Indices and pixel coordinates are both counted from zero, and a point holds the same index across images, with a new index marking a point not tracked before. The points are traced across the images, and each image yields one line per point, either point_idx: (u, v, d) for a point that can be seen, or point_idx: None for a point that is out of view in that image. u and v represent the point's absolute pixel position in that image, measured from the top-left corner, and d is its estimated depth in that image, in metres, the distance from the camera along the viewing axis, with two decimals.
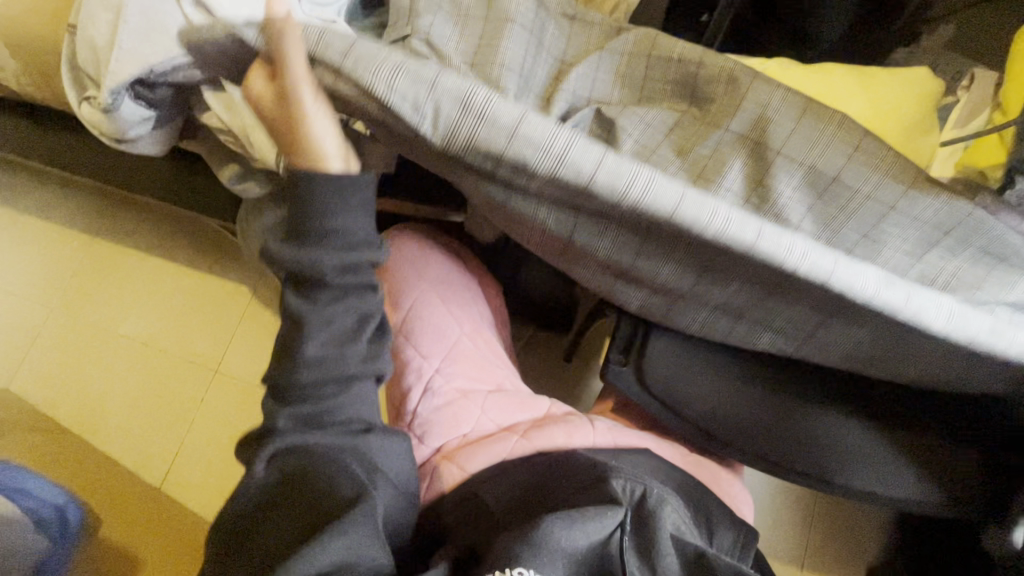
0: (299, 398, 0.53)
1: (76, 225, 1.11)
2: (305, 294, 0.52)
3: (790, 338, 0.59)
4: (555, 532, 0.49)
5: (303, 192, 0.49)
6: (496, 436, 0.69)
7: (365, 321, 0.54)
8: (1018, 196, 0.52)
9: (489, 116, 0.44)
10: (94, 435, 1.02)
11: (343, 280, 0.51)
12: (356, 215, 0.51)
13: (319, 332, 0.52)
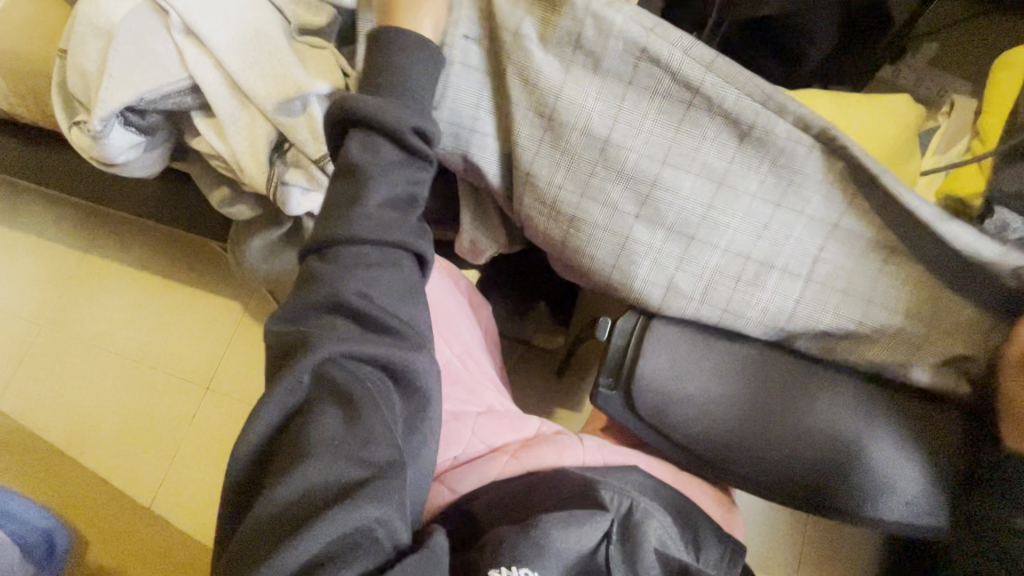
0: (349, 261, 0.51)
1: (117, 251, 1.26)
2: (369, 140, 0.53)
3: (796, 275, 0.64)
4: (554, 539, 0.53)
5: (387, 58, 0.54)
6: (486, 457, 0.69)
7: (416, 202, 0.55)
8: (995, 225, 0.57)
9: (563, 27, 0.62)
10: (76, 443, 1.16)
11: (411, 139, 0.53)
12: (424, 95, 0.55)
13: (381, 180, 0.52)
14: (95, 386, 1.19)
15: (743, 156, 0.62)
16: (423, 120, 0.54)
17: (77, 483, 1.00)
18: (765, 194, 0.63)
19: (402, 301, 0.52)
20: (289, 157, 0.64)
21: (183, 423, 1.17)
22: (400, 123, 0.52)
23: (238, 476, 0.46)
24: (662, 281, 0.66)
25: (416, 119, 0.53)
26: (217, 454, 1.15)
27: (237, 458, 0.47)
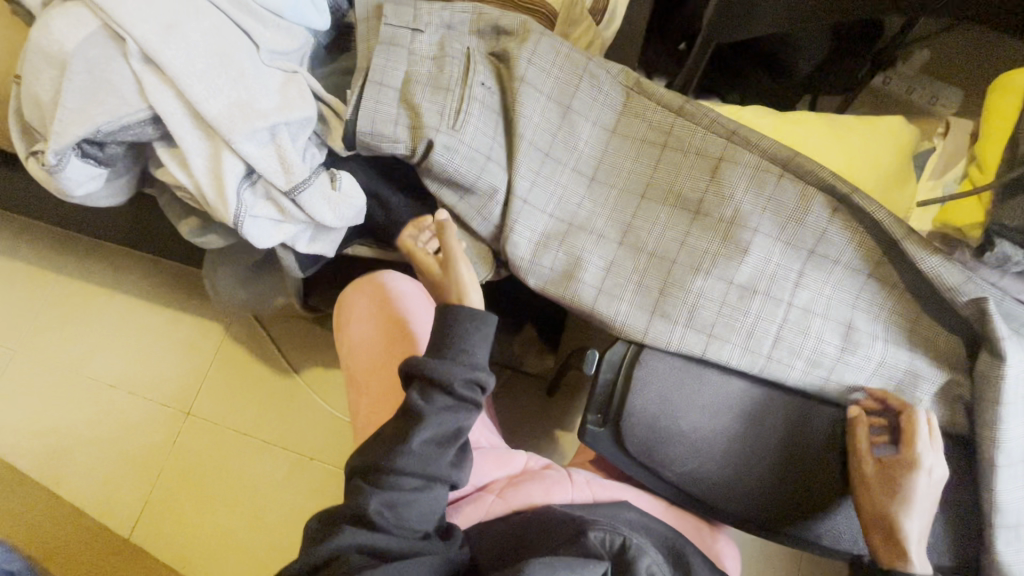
0: (390, 487, 0.55)
1: (96, 272, 1.23)
2: (427, 392, 0.57)
3: (791, 341, 0.61)
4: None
5: (451, 327, 0.58)
6: (471, 497, 0.67)
7: (458, 435, 0.57)
8: (997, 258, 0.51)
9: (546, 188, 0.66)
10: (52, 474, 1.12)
11: (462, 390, 0.57)
12: (476, 346, 0.58)
13: (432, 426, 0.56)
14: (72, 413, 1.15)
15: (717, 192, 0.63)
16: (476, 372, 0.58)
17: (58, 519, 0.99)
18: (752, 226, 0.61)
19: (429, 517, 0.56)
20: (258, 189, 0.62)
21: (164, 451, 1.13)
22: (453, 380, 0.56)
23: None
24: (648, 311, 0.63)
25: (468, 374, 0.57)
26: (198, 483, 1.11)
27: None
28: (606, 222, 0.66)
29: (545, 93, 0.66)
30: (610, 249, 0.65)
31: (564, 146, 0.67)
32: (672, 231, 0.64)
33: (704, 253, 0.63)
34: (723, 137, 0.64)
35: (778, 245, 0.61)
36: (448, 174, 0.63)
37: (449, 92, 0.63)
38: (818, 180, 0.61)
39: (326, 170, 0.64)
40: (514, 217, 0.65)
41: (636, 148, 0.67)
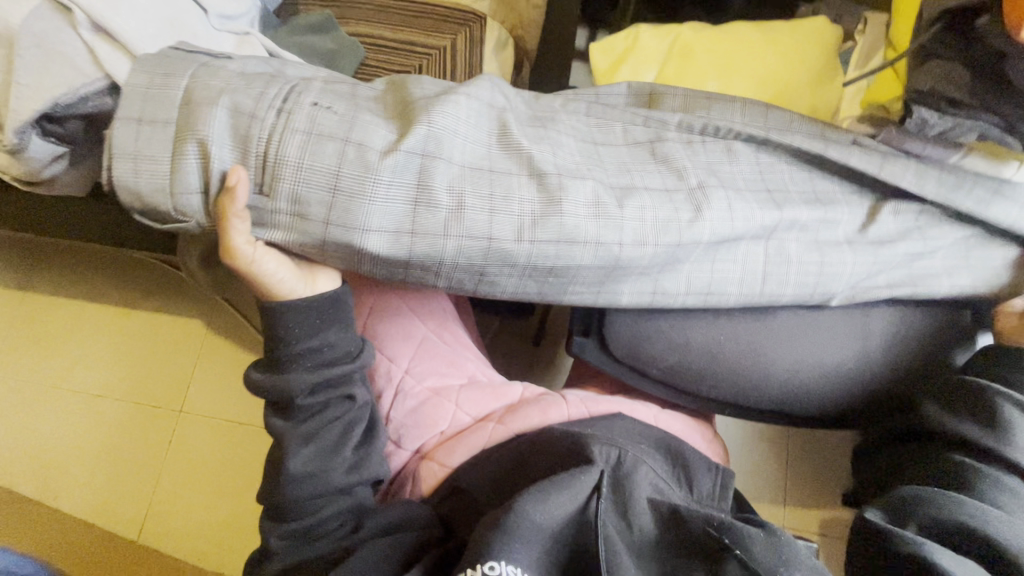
0: (291, 515, 0.58)
1: (65, 283, 1.20)
2: (288, 414, 0.59)
3: None
4: (530, 517, 0.46)
5: (280, 328, 0.56)
6: (471, 428, 0.65)
7: (344, 437, 0.60)
8: (916, 124, 0.56)
9: (502, 205, 0.51)
10: (47, 490, 1.11)
11: (318, 395, 0.58)
12: (318, 342, 0.58)
13: (308, 432, 0.58)
14: (60, 427, 1.14)
15: (673, 172, 0.57)
16: (324, 372, 0.58)
17: (60, 530, 0.99)
18: None
19: (350, 507, 0.60)
20: None
21: (162, 452, 1.13)
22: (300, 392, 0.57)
23: None
24: (648, 292, 0.60)
25: (315, 378, 0.57)
26: (204, 478, 1.11)
27: None
28: (599, 226, 0.52)
29: (462, 94, 0.54)
30: (609, 260, 0.54)
31: (505, 155, 0.53)
32: (663, 212, 0.55)
33: (702, 227, 0.55)
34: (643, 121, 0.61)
35: None
36: (353, 252, 0.51)
37: (327, 139, 0.49)
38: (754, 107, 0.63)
39: None
40: (480, 263, 0.52)
41: (578, 147, 0.57)
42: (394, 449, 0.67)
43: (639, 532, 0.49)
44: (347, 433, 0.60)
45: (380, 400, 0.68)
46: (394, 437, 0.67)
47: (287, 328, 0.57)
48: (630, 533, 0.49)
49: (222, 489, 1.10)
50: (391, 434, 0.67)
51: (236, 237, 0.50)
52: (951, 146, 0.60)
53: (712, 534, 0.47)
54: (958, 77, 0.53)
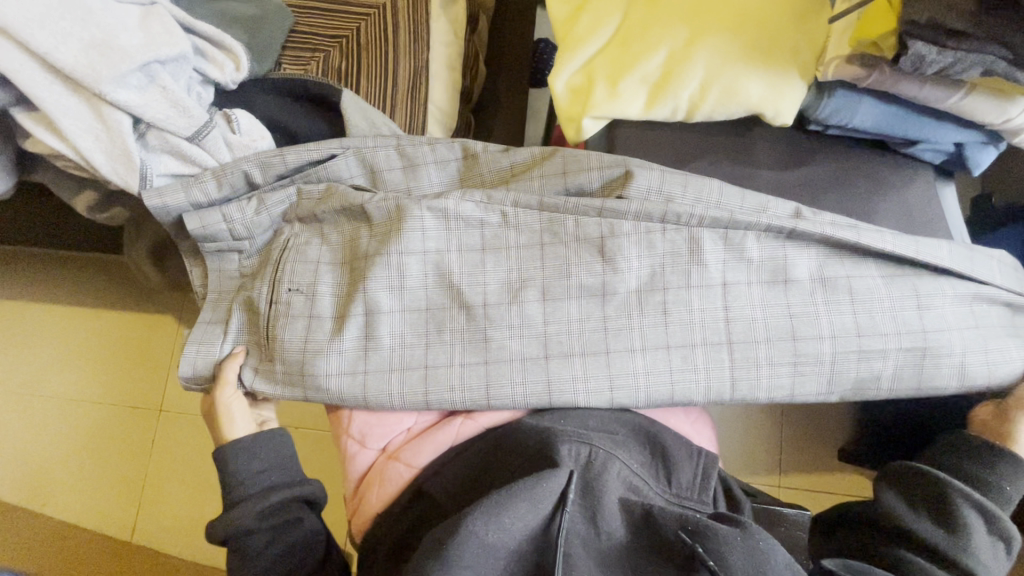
0: None
1: (23, 286, 1.15)
2: (238, 553, 0.56)
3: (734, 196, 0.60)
4: (479, 536, 0.42)
5: (229, 462, 0.59)
6: (440, 424, 0.60)
7: (304, 556, 0.57)
8: (912, 62, 0.49)
9: (454, 341, 0.60)
10: (32, 498, 1.09)
11: (267, 519, 0.57)
12: (268, 467, 0.59)
13: (265, 562, 0.56)
14: (35, 434, 1.12)
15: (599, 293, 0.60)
16: (272, 497, 0.58)
17: (48, 538, 0.98)
18: (674, 86, 0.59)
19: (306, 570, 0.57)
20: (150, 141, 0.58)
21: (146, 452, 1.11)
22: (245, 518, 0.56)
23: None
24: (604, 386, 0.58)
25: (262, 505, 0.57)
26: (188, 476, 1.10)
27: None
28: (523, 343, 0.59)
29: (395, 250, 0.60)
30: (542, 392, 0.58)
31: (440, 290, 0.61)
32: (589, 321, 0.60)
33: (628, 331, 0.59)
34: (594, 213, 0.60)
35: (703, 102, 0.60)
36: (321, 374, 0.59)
37: (298, 318, 0.60)
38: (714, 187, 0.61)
39: (219, 111, 0.61)
40: (423, 398, 0.59)
41: (516, 259, 0.61)
42: (357, 447, 0.61)
43: (608, 537, 0.46)
44: (309, 553, 0.58)
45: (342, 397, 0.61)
46: (356, 434, 0.60)
47: (237, 469, 0.59)
48: (596, 539, 0.46)
49: (208, 484, 1.09)
50: (353, 432, 0.60)
51: (224, 390, 0.61)
52: (951, 87, 0.55)
53: (683, 539, 0.45)
54: (963, 4, 0.46)
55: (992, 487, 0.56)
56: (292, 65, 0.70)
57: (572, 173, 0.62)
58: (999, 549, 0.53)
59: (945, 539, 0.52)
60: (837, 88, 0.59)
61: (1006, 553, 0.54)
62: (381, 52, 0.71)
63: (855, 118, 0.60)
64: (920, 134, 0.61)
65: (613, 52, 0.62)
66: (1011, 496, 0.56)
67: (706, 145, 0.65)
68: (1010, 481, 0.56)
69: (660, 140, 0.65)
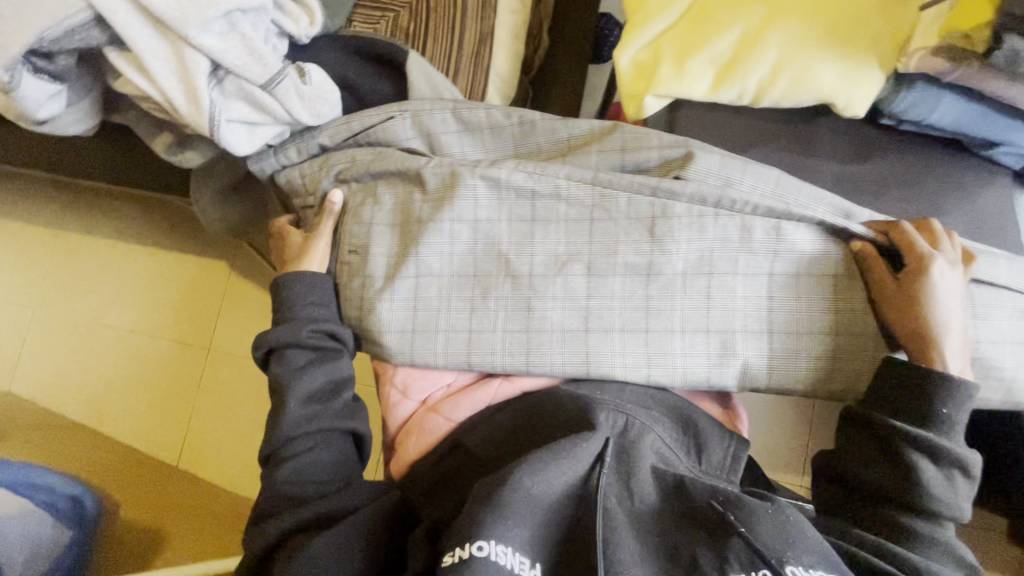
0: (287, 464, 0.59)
1: (94, 222, 1.22)
2: (283, 358, 0.62)
3: (794, 186, 0.59)
4: (526, 488, 0.44)
5: (287, 293, 0.64)
6: (479, 382, 0.63)
7: (338, 385, 0.63)
8: (1006, 58, 0.47)
9: (497, 307, 0.61)
10: (94, 417, 1.19)
11: (315, 340, 0.62)
12: (319, 301, 0.64)
13: (303, 382, 0.61)
14: (99, 359, 1.21)
15: (645, 271, 0.60)
16: (324, 323, 0.63)
17: (104, 455, 1.06)
18: (746, 70, 0.58)
19: (339, 470, 0.60)
20: (227, 87, 0.59)
21: (196, 386, 1.18)
22: (300, 333, 0.62)
23: None
24: (642, 364, 0.59)
25: (315, 326, 0.62)
26: (230, 411, 1.16)
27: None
28: (564, 315, 0.60)
29: (450, 215, 0.62)
30: (579, 363, 0.60)
31: (488, 257, 0.62)
32: (631, 300, 0.60)
33: (669, 312, 0.60)
34: (649, 190, 0.60)
35: (775, 90, 0.58)
36: (374, 325, 0.63)
37: (356, 277, 0.64)
38: (775, 178, 0.60)
39: (292, 65, 0.62)
40: (465, 358, 0.61)
41: (567, 231, 0.61)
42: (398, 398, 0.64)
43: (640, 502, 0.49)
44: (337, 388, 0.63)
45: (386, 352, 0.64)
46: (399, 385, 0.63)
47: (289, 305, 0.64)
48: (631, 501, 0.49)
49: (248, 423, 1.15)
50: (396, 383, 0.63)
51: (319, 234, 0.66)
52: None
53: (716, 507, 0.47)
54: None
55: (933, 418, 0.52)
56: (362, 25, 0.72)
57: (629, 150, 0.62)
58: (957, 478, 0.51)
59: (899, 489, 0.51)
60: (918, 81, 0.57)
61: (967, 479, 0.51)
62: (448, 17, 0.72)
63: (933, 114, 0.58)
64: (1000, 135, 0.58)
65: (683, 30, 0.60)
66: (957, 417, 0.52)
67: (772, 130, 0.63)
68: (951, 404, 0.52)
69: (723, 122, 0.63)
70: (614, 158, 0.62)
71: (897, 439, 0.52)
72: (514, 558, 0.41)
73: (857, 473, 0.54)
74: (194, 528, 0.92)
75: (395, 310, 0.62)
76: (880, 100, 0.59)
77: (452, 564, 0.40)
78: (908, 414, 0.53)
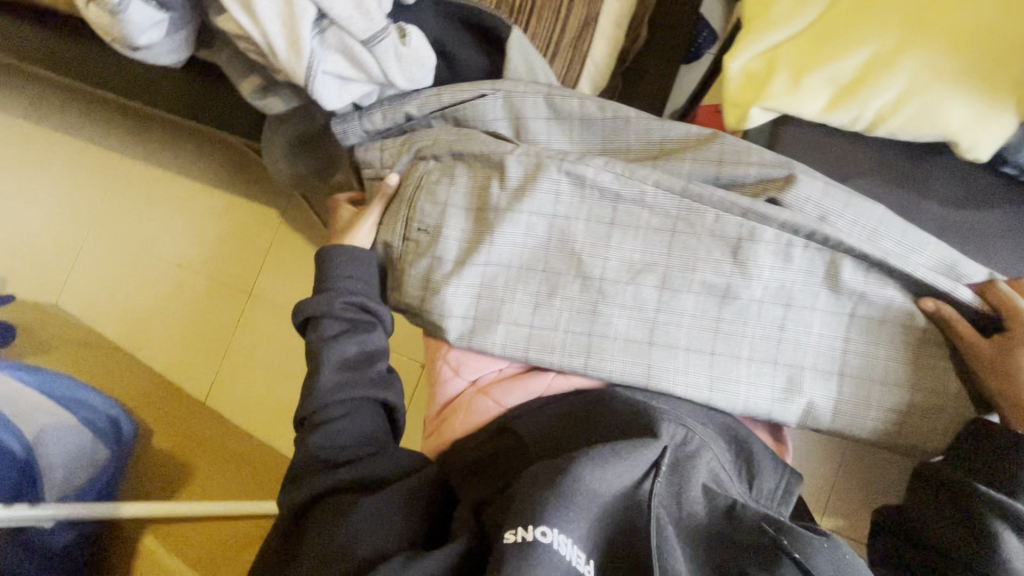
0: (324, 427, 0.59)
1: (156, 152, 1.24)
2: (317, 326, 0.63)
3: (894, 228, 0.56)
4: (585, 485, 0.44)
5: (328, 264, 0.65)
6: (533, 372, 0.62)
7: (370, 357, 0.64)
8: None
9: (563, 303, 0.60)
10: (133, 342, 1.22)
11: (347, 312, 0.64)
12: (357, 275, 0.65)
13: (336, 350, 0.62)
14: (144, 287, 1.24)
15: (720, 292, 0.58)
16: (358, 295, 0.64)
17: (139, 381, 1.09)
18: (869, 93, 0.55)
19: (374, 434, 0.61)
20: (328, 39, 0.59)
21: (232, 329, 1.20)
22: (333, 304, 0.63)
23: (267, 552, 0.56)
24: (705, 384, 0.57)
25: (348, 298, 0.64)
26: (261, 360, 1.18)
27: (272, 538, 0.56)
28: (629, 324, 0.59)
29: (528, 204, 0.60)
30: (640, 373, 0.58)
31: (560, 253, 0.61)
32: (701, 319, 0.58)
33: (738, 338, 0.57)
34: (741, 209, 0.57)
35: (895, 120, 0.55)
36: (436, 302, 0.62)
37: (422, 258, 0.63)
38: (880, 214, 0.56)
39: (395, 24, 0.61)
40: (522, 351, 0.60)
41: (645, 239, 0.59)
42: (449, 374, 0.64)
43: (690, 517, 0.48)
44: (371, 360, 0.64)
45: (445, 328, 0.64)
46: (452, 363, 0.63)
47: (338, 273, 0.65)
48: (680, 513, 0.48)
49: (277, 374, 1.16)
50: (450, 360, 0.63)
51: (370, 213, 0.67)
52: None
53: (768, 531, 0.47)
54: None
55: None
56: None
57: (726, 161, 0.59)
58: None
59: (969, 554, 0.49)
60: None
61: None
62: None
63: None
64: None
65: (805, 43, 0.57)
66: None
67: (878, 161, 0.60)
68: None
69: (827, 148, 0.61)
70: (707, 170, 0.60)
71: (973, 499, 0.50)
72: (574, 550, 0.41)
73: (925, 530, 0.53)
74: (217, 467, 0.94)
75: (461, 288, 0.61)
76: (1006, 148, 0.55)
77: (516, 543, 0.40)
78: (992, 478, 0.51)
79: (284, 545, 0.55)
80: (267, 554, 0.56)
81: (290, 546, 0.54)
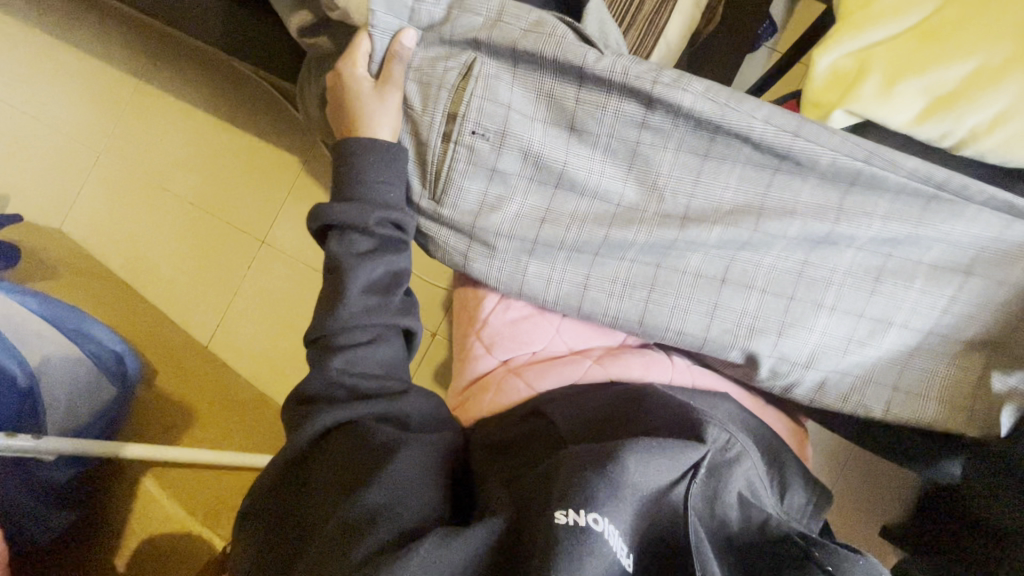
0: (349, 348, 0.56)
1: (175, 82, 1.17)
2: (344, 237, 0.58)
3: (966, 256, 0.54)
4: (631, 480, 0.42)
5: (356, 166, 0.58)
6: (567, 359, 0.61)
7: (398, 278, 0.59)
8: None
9: (623, 253, 0.58)
10: (135, 277, 1.19)
11: (380, 228, 0.58)
12: (390, 184, 0.58)
13: (364, 270, 0.57)
14: (150, 222, 1.19)
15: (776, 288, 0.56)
16: (390, 210, 0.58)
17: (142, 316, 1.06)
18: (963, 110, 0.52)
19: (396, 369, 0.58)
20: None
21: (239, 276, 1.16)
22: (365, 218, 0.57)
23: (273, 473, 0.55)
24: (771, 335, 0.58)
25: (382, 213, 0.57)
26: (267, 313, 1.14)
27: (272, 470, 0.55)
28: (704, 259, 0.58)
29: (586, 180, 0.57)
30: (703, 319, 0.58)
31: (621, 228, 0.58)
32: (786, 261, 0.57)
33: (825, 284, 0.56)
34: (867, 164, 0.52)
35: (988, 143, 0.52)
36: None
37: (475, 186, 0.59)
38: (966, 226, 0.53)
39: None
40: (577, 297, 0.60)
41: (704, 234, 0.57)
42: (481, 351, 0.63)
43: (722, 524, 0.47)
44: (396, 283, 0.59)
45: (484, 303, 0.63)
46: (486, 340, 0.63)
47: (371, 182, 0.58)
48: (712, 520, 0.46)
49: (282, 328, 1.13)
50: (483, 337, 0.63)
51: (391, 88, 0.58)
52: None
53: (799, 542, 0.46)
54: None
55: None
56: None
57: (825, 130, 0.52)
58: None
59: None
60: None
61: None
62: None
63: None
64: None
65: (897, 50, 0.54)
66: None
67: None
68: None
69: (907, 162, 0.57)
70: None
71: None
72: (619, 542, 0.39)
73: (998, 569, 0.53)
74: (220, 414, 0.92)
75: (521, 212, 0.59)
76: None
77: (566, 525, 0.38)
78: None
79: (291, 482, 0.53)
80: (272, 479, 0.55)
81: (299, 478, 0.53)
